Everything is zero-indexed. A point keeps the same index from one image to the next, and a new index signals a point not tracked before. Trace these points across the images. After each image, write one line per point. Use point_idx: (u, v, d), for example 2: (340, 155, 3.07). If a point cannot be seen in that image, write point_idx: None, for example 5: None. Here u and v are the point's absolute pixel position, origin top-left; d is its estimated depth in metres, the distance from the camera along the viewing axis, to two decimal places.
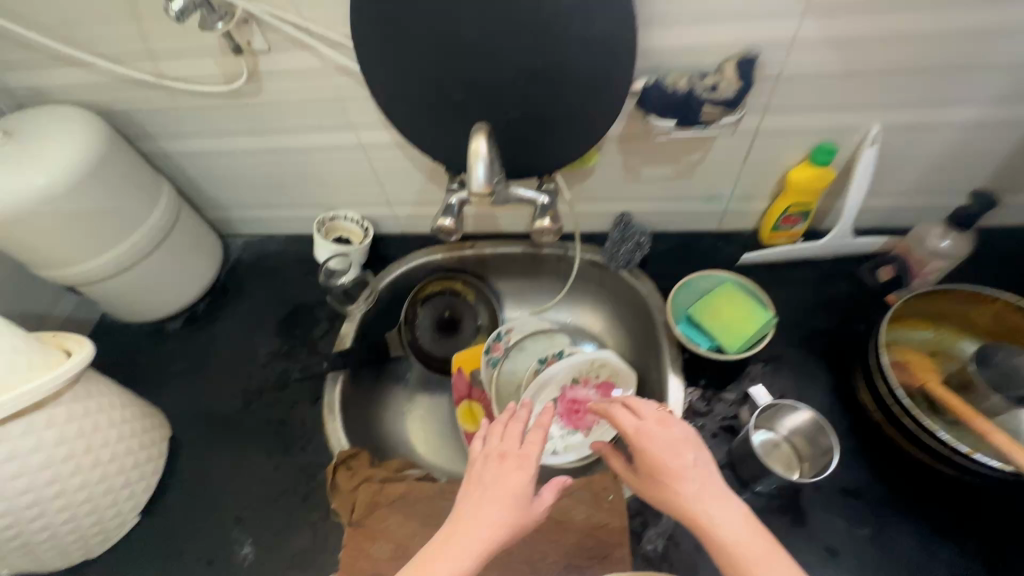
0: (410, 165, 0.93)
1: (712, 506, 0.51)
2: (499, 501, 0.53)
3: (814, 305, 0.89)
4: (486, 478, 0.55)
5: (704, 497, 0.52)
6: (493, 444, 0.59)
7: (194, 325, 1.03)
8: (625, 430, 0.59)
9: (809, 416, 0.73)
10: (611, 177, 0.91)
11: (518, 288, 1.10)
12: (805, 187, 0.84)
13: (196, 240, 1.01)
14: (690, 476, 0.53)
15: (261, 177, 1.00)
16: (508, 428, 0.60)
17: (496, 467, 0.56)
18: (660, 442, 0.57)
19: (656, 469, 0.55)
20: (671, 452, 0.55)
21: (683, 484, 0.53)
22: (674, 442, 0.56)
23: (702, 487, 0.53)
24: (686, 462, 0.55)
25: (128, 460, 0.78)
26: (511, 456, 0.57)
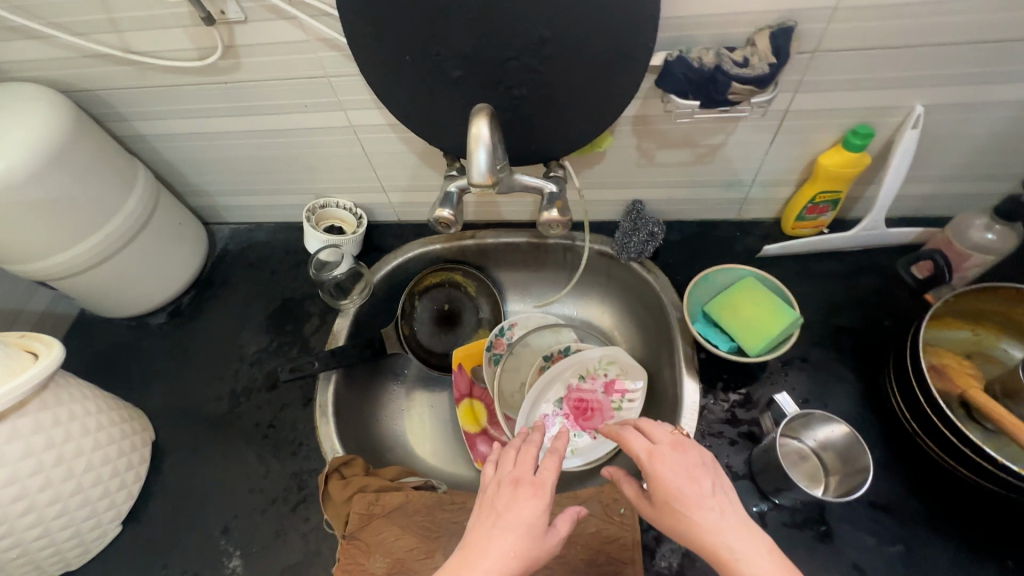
0: (405, 149, 0.85)
1: (733, 538, 0.46)
2: (511, 533, 0.48)
3: (840, 301, 0.83)
4: (498, 507, 0.50)
5: (725, 528, 0.47)
6: (506, 469, 0.54)
7: (179, 320, 0.98)
8: (636, 454, 0.52)
9: (845, 432, 0.67)
10: (624, 162, 0.84)
11: (521, 280, 1.04)
12: (836, 173, 0.77)
13: (177, 231, 0.94)
14: (709, 504, 0.48)
15: (245, 161, 0.93)
16: (522, 451, 0.55)
17: (508, 494, 0.51)
18: (676, 469, 0.50)
19: (671, 498, 0.49)
20: (687, 479, 0.49)
21: (702, 514, 0.47)
22: (690, 468, 0.50)
23: (722, 518, 0.47)
24: (704, 489, 0.49)
25: (106, 468, 0.74)
26: (523, 480, 0.51)
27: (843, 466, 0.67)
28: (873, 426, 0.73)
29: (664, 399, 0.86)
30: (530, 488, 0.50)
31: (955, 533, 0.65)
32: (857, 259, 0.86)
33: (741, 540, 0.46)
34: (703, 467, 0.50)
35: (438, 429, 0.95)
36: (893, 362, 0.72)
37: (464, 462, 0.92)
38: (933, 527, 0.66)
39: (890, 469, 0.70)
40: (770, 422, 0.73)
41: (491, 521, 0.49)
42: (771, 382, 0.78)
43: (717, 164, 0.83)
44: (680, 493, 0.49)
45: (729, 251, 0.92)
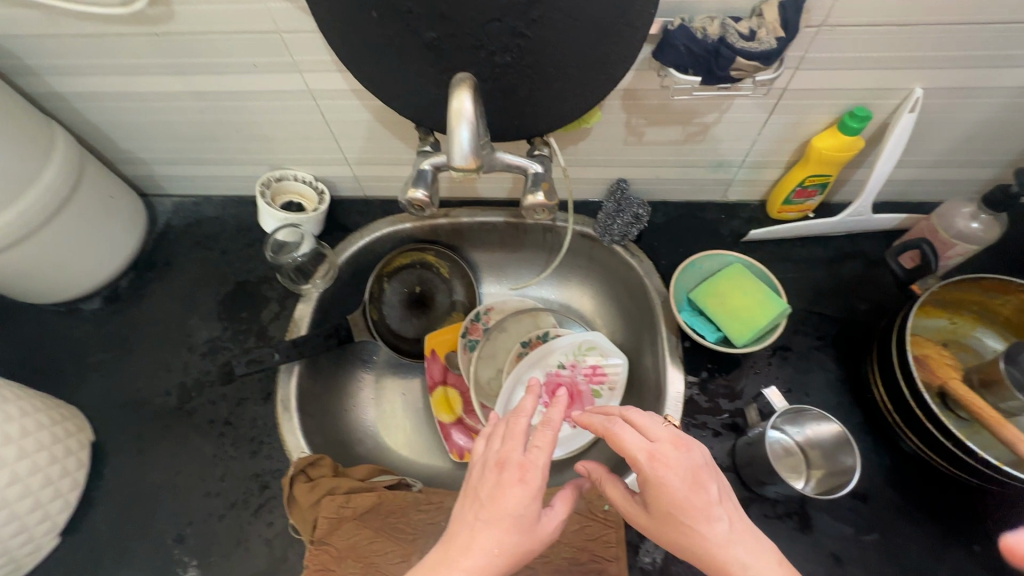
0: (371, 118, 0.77)
1: (742, 551, 0.44)
2: (494, 526, 0.44)
3: (823, 289, 0.82)
4: (483, 493, 0.46)
5: (733, 540, 0.44)
6: (494, 446, 0.49)
7: (117, 305, 0.88)
8: (634, 456, 0.46)
9: (836, 431, 0.66)
10: (610, 139, 0.78)
11: (497, 261, 0.98)
12: (828, 157, 0.74)
13: (108, 205, 0.83)
14: (717, 515, 0.44)
15: (187, 127, 0.82)
16: (509, 425, 0.49)
17: (494, 481, 0.46)
18: (679, 475, 0.45)
19: (677, 510, 0.45)
20: (692, 486, 0.45)
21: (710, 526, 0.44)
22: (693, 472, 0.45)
23: (730, 528, 0.44)
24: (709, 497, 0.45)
25: (36, 479, 0.65)
26: (508, 464, 0.46)
27: (824, 460, 0.67)
28: (853, 415, 0.73)
29: (645, 386, 0.84)
30: (515, 474, 0.45)
31: (927, 520, 0.67)
32: (840, 245, 0.85)
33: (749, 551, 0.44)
34: (706, 471, 0.45)
35: (410, 418, 0.91)
36: (878, 352, 0.71)
37: (438, 453, 0.89)
38: (908, 515, 0.67)
39: (868, 459, 0.70)
40: (756, 416, 0.71)
41: (475, 511, 0.45)
42: (754, 370, 0.76)
43: (707, 143, 0.78)
44: (687, 503, 0.44)
45: (714, 234, 0.88)
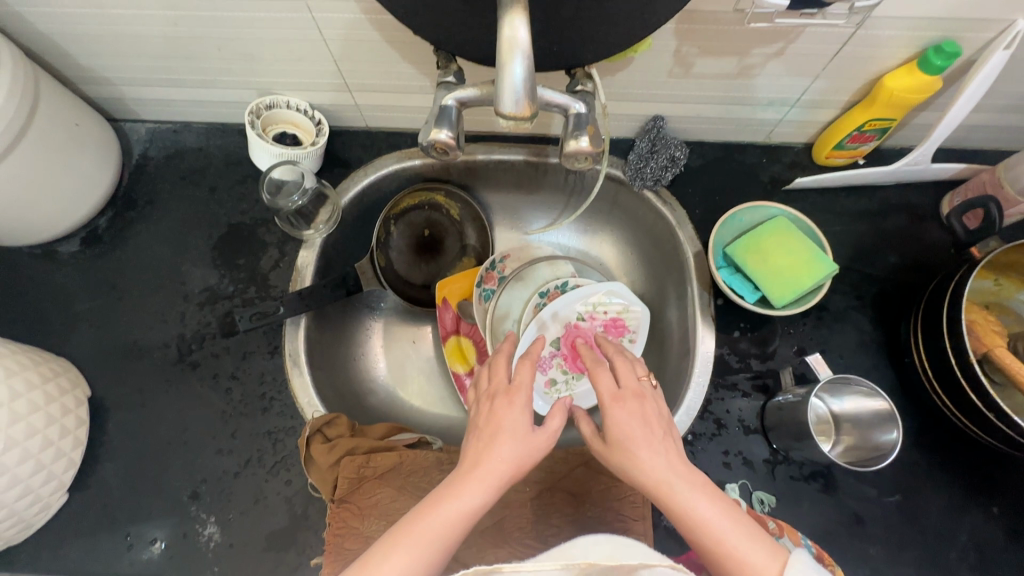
0: (378, 37, 0.65)
1: (689, 496, 0.47)
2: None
3: (864, 244, 0.78)
4: (478, 422, 0.50)
5: (667, 467, 0.48)
6: None
7: (97, 248, 0.79)
8: None
9: (878, 407, 0.64)
10: (653, 70, 0.68)
11: (513, 202, 0.90)
12: (897, 100, 0.66)
13: (75, 136, 0.72)
14: (659, 448, 0.49)
15: (156, 39, 0.69)
16: None
17: (487, 412, 0.50)
18: (623, 385, 0.54)
19: (626, 438, 0.50)
20: (644, 428, 0.51)
21: (653, 454, 0.49)
22: (649, 414, 0.52)
23: (672, 467, 0.48)
24: (664, 435, 0.51)
25: (35, 443, 0.61)
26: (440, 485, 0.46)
27: (856, 428, 0.66)
28: (885, 379, 0.72)
29: (667, 340, 0.81)
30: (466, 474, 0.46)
31: (951, 482, 0.67)
32: (888, 195, 0.79)
33: (629, 416, 0.52)
34: (657, 420, 0.51)
35: (424, 370, 0.87)
36: (923, 315, 0.68)
37: (452, 404, 0.86)
38: (932, 476, 0.67)
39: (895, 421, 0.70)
40: (790, 378, 0.70)
41: None
42: (787, 331, 0.73)
43: (762, 78, 0.69)
44: (634, 435, 0.50)
45: (753, 180, 0.81)
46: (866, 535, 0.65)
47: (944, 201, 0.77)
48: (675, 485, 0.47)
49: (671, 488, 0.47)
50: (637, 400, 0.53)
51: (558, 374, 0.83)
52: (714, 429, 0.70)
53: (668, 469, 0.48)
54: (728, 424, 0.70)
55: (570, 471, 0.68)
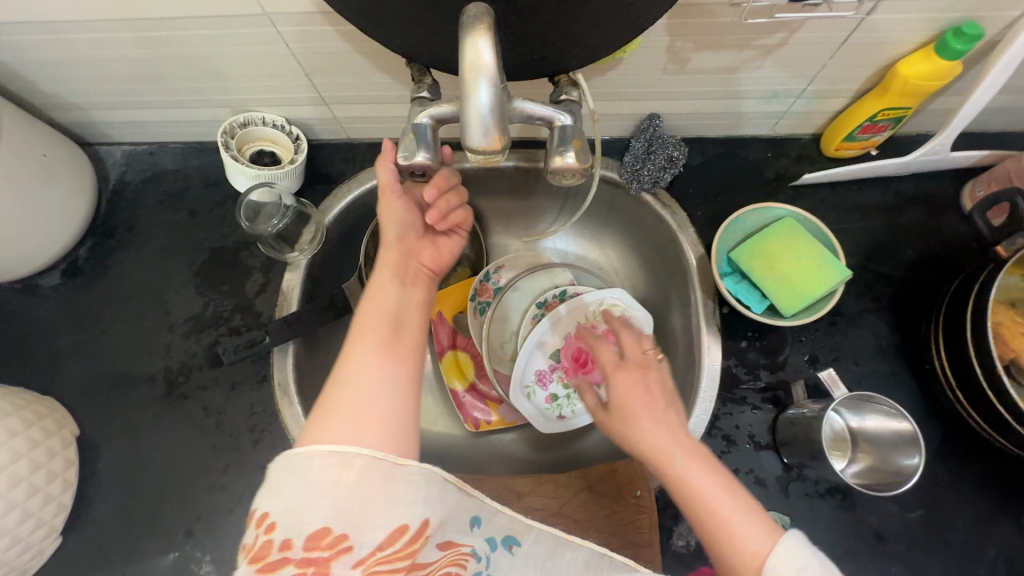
0: (349, 48, 0.61)
1: (685, 466, 0.48)
2: (362, 419, 0.45)
3: (878, 241, 0.73)
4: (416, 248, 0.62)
5: (669, 438, 0.49)
6: None
7: (78, 280, 0.77)
8: None
9: (900, 427, 0.61)
10: (646, 68, 0.63)
11: (506, 209, 0.86)
12: (913, 86, 0.61)
13: (44, 168, 0.69)
14: (661, 418, 0.50)
15: (117, 61, 0.65)
16: None
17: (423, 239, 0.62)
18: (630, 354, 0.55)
19: (628, 406, 0.51)
20: (647, 397, 0.52)
21: (655, 424, 0.50)
22: (652, 386, 0.53)
23: (673, 437, 0.49)
24: (666, 408, 0.51)
25: (19, 491, 0.59)
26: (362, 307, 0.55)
27: (874, 448, 0.63)
28: (905, 386, 0.68)
29: (671, 349, 0.78)
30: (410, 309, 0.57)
31: (978, 494, 0.63)
32: (901, 188, 0.75)
33: (632, 385, 0.52)
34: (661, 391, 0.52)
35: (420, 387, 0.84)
36: (945, 319, 0.63)
37: (451, 421, 0.83)
38: (957, 490, 0.64)
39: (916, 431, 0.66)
40: (802, 392, 0.66)
41: None
42: (798, 339, 0.69)
43: (765, 70, 0.64)
44: (635, 403, 0.51)
45: (758, 176, 0.76)
46: (887, 554, 0.62)
47: (965, 193, 0.73)
48: (673, 451, 0.48)
49: (668, 456, 0.48)
50: (641, 370, 0.53)
51: (558, 388, 0.80)
52: (723, 447, 0.66)
53: (672, 441, 0.49)
54: (738, 440, 0.66)
55: (573, 495, 0.66)
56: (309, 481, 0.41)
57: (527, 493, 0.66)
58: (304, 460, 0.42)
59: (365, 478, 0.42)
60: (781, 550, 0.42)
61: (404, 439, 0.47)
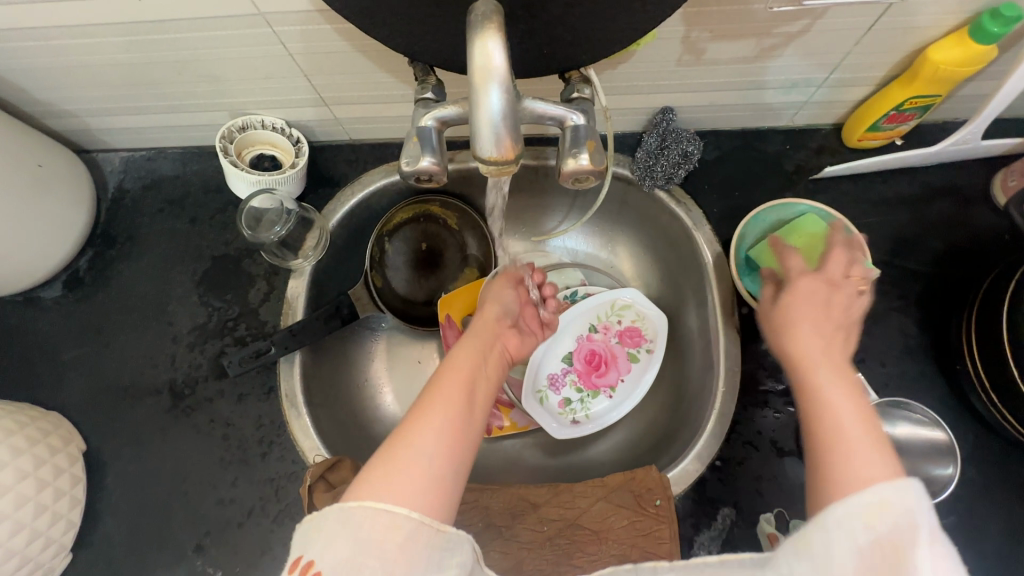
0: (349, 47, 0.59)
1: (828, 383, 0.44)
2: (426, 482, 0.41)
3: (904, 236, 0.70)
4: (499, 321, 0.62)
5: (819, 354, 0.47)
6: None
7: (80, 291, 0.76)
8: None
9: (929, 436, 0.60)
10: (660, 60, 0.60)
11: (516, 208, 0.83)
12: (945, 73, 0.57)
13: (41, 179, 0.67)
14: (817, 334, 0.48)
15: (111, 67, 0.63)
16: None
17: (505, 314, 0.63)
18: (830, 270, 0.54)
19: (789, 313, 0.51)
20: (822, 309, 0.50)
21: (810, 338, 0.48)
22: (831, 304, 0.51)
23: (826, 355, 0.47)
24: (833, 328, 0.50)
25: (27, 512, 0.58)
26: (441, 368, 0.51)
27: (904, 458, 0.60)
28: (933, 387, 0.65)
29: (688, 350, 0.75)
30: (485, 386, 0.52)
31: (1010, 498, 0.61)
32: (928, 179, 0.71)
33: (807, 294, 0.52)
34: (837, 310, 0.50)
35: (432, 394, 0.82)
36: (977, 319, 0.61)
37: None
38: (988, 494, 0.62)
39: None
40: None
41: None
42: None
43: (786, 60, 0.61)
44: (807, 310, 0.51)
45: (776, 170, 0.73)
46: None
47: (995, 184, 0.69)
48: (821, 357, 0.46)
49: (810, 361, 0.47)
50: (830, 287, 0.52)
51: (572, 392, 0.78)
52: (742, 454, 0.66)
53: (821, 352, 0.47)
54: (759, 446, 0.66)
55: (590, 505, 0.63)
56: (357, 540, 0.37)
57: (543, 503, 0.64)
58: (353, 516, 0.38)
59: (413, 542, 0.38)
60: (899, 487, 0.35)
61: (449, 502, 0.42)
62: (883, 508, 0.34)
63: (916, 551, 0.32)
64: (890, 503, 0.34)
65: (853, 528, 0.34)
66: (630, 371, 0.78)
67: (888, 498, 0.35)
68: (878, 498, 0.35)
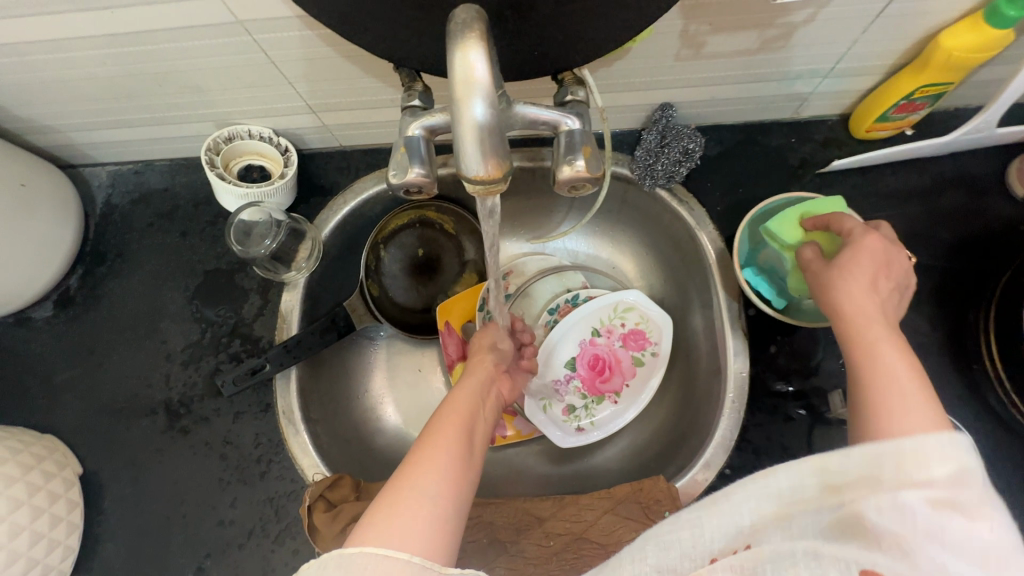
0: (332, 52, 0.56)
1: (884, 342, 0.44)
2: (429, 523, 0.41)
3: (916, 231, 0.68)
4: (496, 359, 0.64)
5: (872, 311, 0.46)
6: None
7: (71, 311, 0.74)
8: None
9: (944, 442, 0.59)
10: (657, 55, 0.57)
11: (514, 211, 0.81)
12: (959, 59, 0.54)
13: (25, 199, 0.66)
14: (873, 291, 0.47)
15: (89, 81, 0.61)
16: None
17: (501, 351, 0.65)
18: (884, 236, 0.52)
19: (848, 261, 0.49)
20: (880, 266, 0.48)
21: (866, 291, 0.47)
22: (885, 264, 0.49)
23: (878, 316, 0.46)
24: (884, 290, 0.48)
25: (22, 540, 0.57)
26: (441, 411, 0.51)
27: None
28: (949, 387, 0.63)
29: (694, 353, 0.73)
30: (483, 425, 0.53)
31: None
32: (940, 170, 0.69)
33: (867, 252, 0.49)
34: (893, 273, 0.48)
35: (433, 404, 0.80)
36: (996, 317, 0.58)
37: None
38: (1005, 498, 0.60)
39: None
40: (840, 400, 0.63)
41: None
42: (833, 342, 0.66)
43: (789, 51, 0.58)
44: (858, 263, 0.48)
45: (782, 165, 0.71)
46: None
47: (1012, 173, 0.67)
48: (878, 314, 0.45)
49: (867, 322, 0.46)
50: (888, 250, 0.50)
51: (575, 399, 0.76)
52: (753, 461, 0.64)
53: (876, 312, 0.46)
54: (770, 452, 0.64)
55: (596, 518, 0.62)
56: None
57: (549, 517, 0.63)
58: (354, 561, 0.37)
59: None
60: (948, 441, 0.35)
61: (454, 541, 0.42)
62: (916, 453, 0.35)
63: (940, 499, 0.33)
64: (925, 450, 0.35)
65: (880, 466, 0.35)
66: (635, 375, 0.76)
67: (930, 446, 0.35)
68: (912, 441, 0.35)
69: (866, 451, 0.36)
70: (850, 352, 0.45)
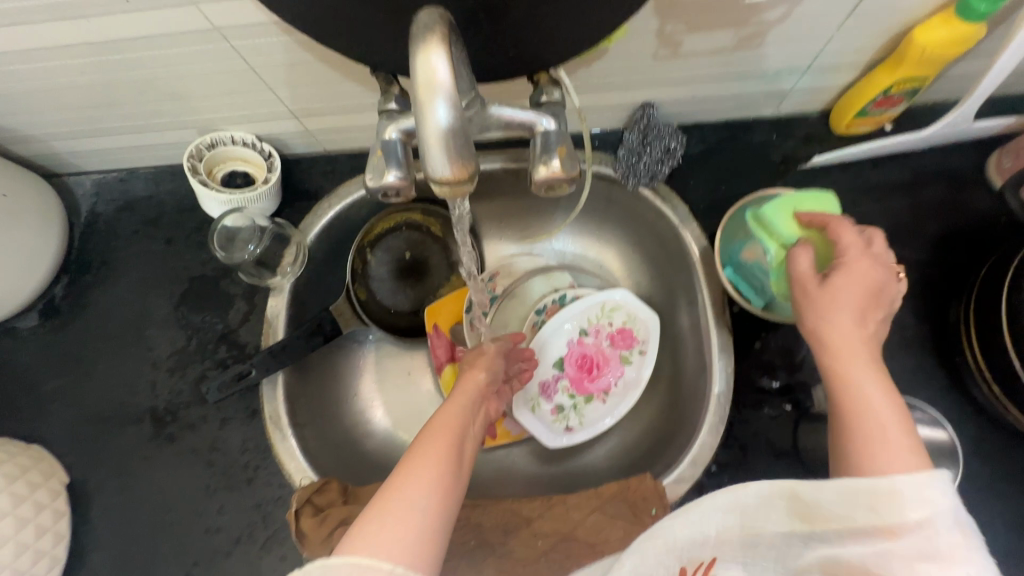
0: (311, 57, 0.57)
1: (865, 375, 0.45)
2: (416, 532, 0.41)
3: (897, 225, 0.68)
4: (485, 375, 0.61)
5: (854, 343, 0.47)
6: None
7: (57, 320, 0.74)
8: None
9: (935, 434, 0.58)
10: (635, 55, 0.58)
11: (499, 212, 0.81)
12: (933, 54, 0.55)
13: (7, 208, 0.66)
14: (857, 322, 0.48)
15: (69, 89, 0.61)
16: None
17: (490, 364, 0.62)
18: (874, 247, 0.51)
19: (834, 287, 0.49)
20: (868, 295, 0.49)
21: (848, 320, 0.48)
22: (874, 288, 0.49)
23: (860, 348, 0.47)
24: (869, 319, 0.49)
25: (8, 551, 0.57)
26: (427, 429, 0.49)
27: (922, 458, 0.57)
28: (933, 380, 0.64)
29: (681, 351, 0.73)
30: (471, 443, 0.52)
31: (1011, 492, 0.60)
32: (920, 164, 0.69)
33: (854, 279, 0.49)
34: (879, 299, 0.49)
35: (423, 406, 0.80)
36: (976, 310, 0.59)
37: None
38: (988, 489, 0.61)
39: None
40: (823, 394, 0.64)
41: None
42: None
43: (766, 48, 0.58)
44: (844, 292, 0.48)
45: (764, 162, 0.71)
46: None
47: (990, 167, 0.67)
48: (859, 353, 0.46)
49: (849, 355, 0.46)
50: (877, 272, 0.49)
51: (564, 399, 0.76)
52: (739, 457, 0.65)
53: (858, 341, 0.47)
54: (756, 448, 0.65)
55: (584, 518, 0.62)
56: None
57: (536, 517, 0.63)
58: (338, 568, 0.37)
59: None
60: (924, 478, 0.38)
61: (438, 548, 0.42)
62: (893, 496, 0.38)
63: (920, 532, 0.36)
64: (906, 489, 0.37)
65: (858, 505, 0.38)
66: (623, 373, 0.76)
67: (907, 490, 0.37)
68: (891, 481, 0.38)
69: (841, 484, 0.39)
70: (829, 382, 0.47)
